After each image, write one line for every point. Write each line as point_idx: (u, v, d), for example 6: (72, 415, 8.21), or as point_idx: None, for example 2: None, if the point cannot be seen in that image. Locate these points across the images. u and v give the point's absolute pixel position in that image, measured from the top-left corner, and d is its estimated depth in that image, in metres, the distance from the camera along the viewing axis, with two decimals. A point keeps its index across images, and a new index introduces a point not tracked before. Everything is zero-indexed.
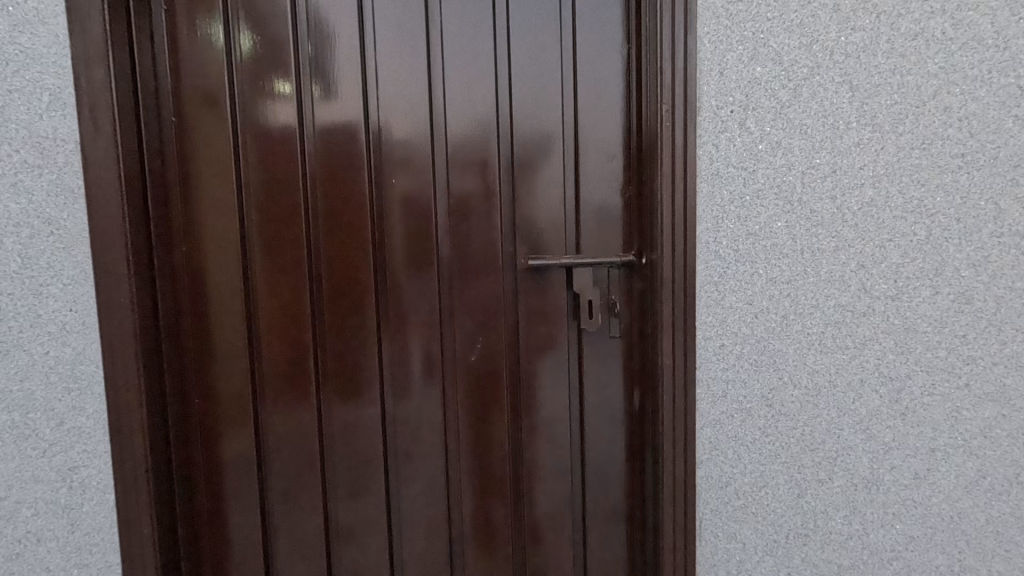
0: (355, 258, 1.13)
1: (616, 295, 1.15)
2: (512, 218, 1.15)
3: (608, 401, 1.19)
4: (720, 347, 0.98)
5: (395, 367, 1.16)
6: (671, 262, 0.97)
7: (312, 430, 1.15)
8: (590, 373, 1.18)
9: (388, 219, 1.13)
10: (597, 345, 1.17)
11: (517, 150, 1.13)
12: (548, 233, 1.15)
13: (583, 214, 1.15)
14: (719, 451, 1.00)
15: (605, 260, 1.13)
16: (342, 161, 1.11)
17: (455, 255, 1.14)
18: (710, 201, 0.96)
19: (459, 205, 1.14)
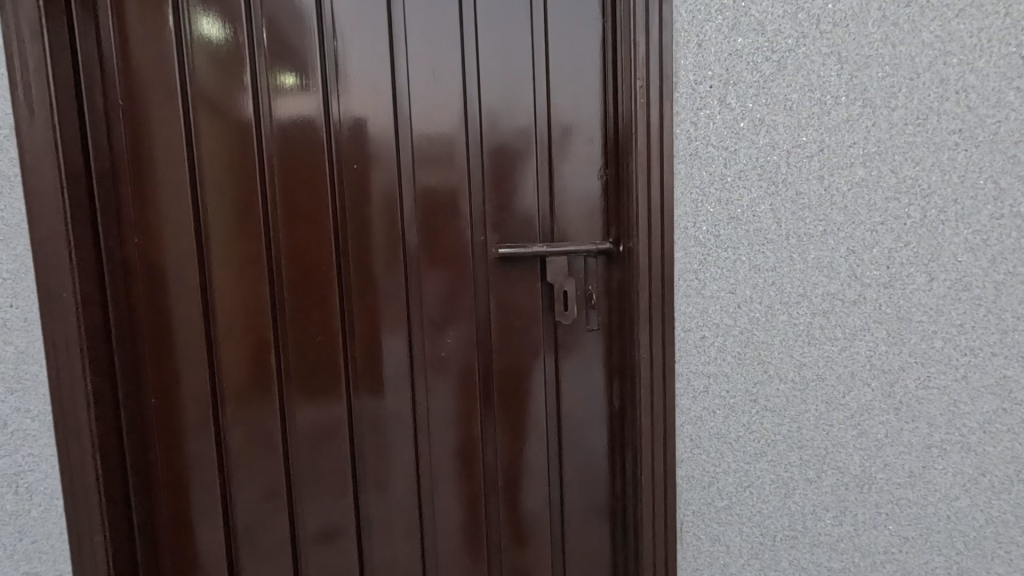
0: (318, 251, 1.07)
1: (594, 286, 1.08)
2: (483, 206, 1.08)
3: (588, 397, 1.14)
4: (701, 340, 0.92)
5: (363, 365, 1.10)
6: (648, 249, 0.91)
7: (275, 430, 1.10)
8: (568, 369, 1.13)
9: (352, 209, 1.07)
10: (575, 339, 1.11)
11: (488, 134, 1.07)
12: (522, 221, 1.09)
13: (559, 201, 1.09)
14: (701, 449, 0.95)
15: (581, 248, 1.06)
16: (302, 148, 1.05)
17: (424, 246, 1.08)
18: (689, 183, 0.90)
19: (426, 192, 1.08)
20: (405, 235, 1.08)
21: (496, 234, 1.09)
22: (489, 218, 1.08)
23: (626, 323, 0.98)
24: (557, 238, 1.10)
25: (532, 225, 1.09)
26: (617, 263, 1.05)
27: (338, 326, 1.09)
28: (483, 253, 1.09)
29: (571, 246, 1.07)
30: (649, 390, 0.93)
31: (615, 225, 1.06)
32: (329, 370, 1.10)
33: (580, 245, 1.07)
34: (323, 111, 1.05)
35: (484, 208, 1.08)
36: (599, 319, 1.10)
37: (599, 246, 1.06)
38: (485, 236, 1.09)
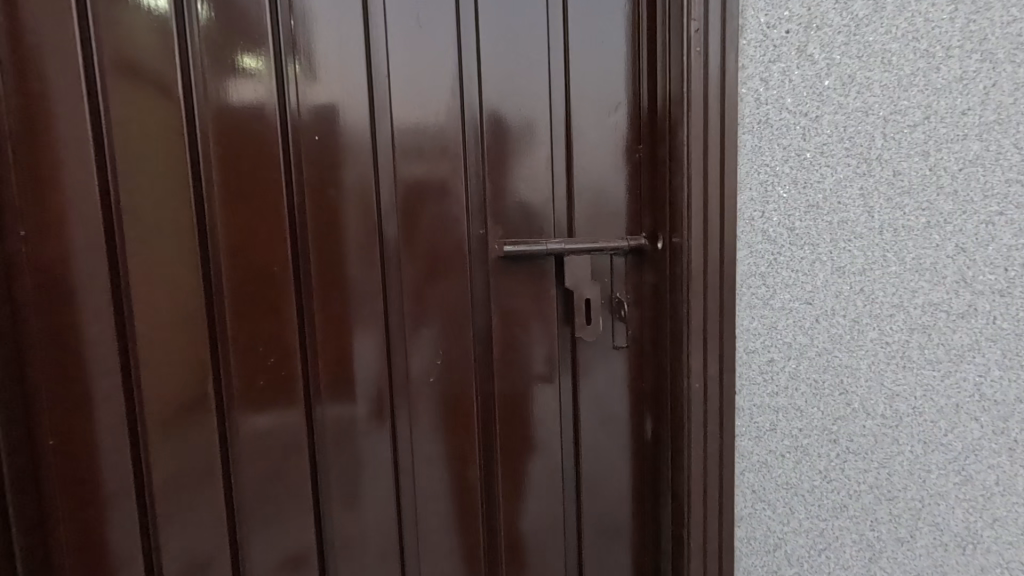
0: (264, 245, 0.75)
1: (623, 292, 0.85)
2: (481, 187, 0.82)
3: (613, 434, 0.89)
4: (768, 363, 0.72)
5: (324, 404, 0.79)
6: (705, 246, 0.69)
7: (209, 502, 0.76)
8: (587, 398, 0.88)
9: (308, 189, 0.76)
10: (598, 360, 0.87)
11: (488, 91, 0.80)
12: (531, 208, 0.83)
13: (577, 184, 0.84)
14: (765, 503, 0.74)
15: (608, 246, 0.83)
16: (236, 99, 0.72)
17: (408, 241, 0.80)
18: (757, 159, 0.69)
19: (408, 168, 0.79)
20: (381, 223, 0.79)
21: (501, 224, 0.82)
22: (490, 203, 0.82)
23: (672, 349, 0.73)
24: (576, 231, 0.85)
25: (544, 213, 0.84)
26: (658, 261, 0.82)
27: (297, 349, 0.78)
28: (482, 250, 0.82)
29: (597, 241, 0.83)
30: (703, 429, 0.72)
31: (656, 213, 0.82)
32: (278, 412, 0.77)
33: (607, 239, 0.83)
34: (268, 48, 0.72)
35: (484, 190, 0.81)
36: (630, 334, 0.86)
37: (630, 241, 0.84)
38: (486, 225, 0.82)
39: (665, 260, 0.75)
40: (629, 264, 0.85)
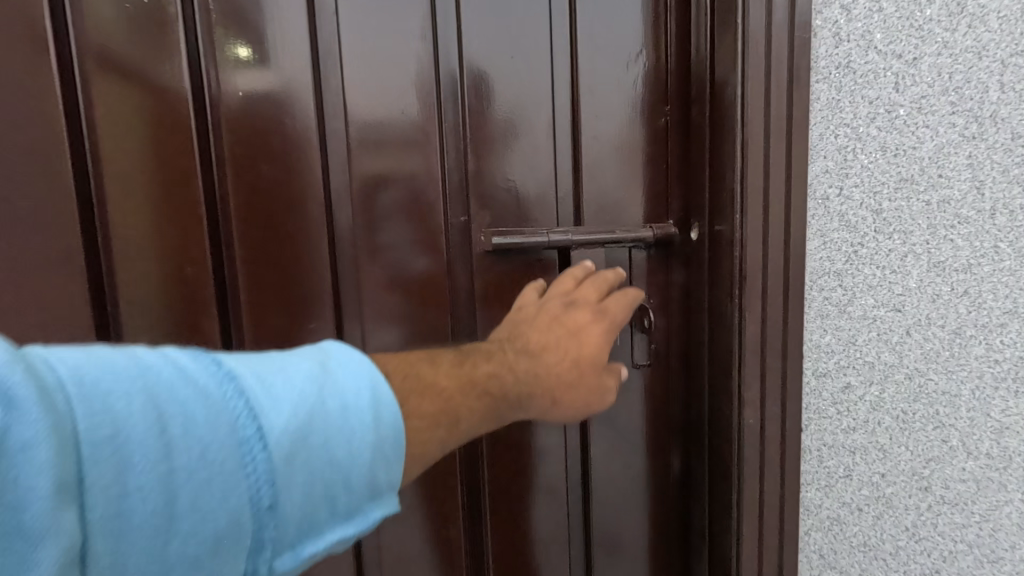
0: (152, 236, 0.54)
1: (644, 296, 0.67)
2: (460, 160, 0.62)
3: (630, 478, 0.70)
4: (842, 390, 0.54)
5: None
6: (762, 235, 0.51)
7: None
8: (599, 433, 0.69)
9: (227, 164, 0.55)
10: (610, 383, 0.68)
11: (466, 29, 0.60)
12: (526, 187, 0.64)
13: (585, 155, 0.65)
14: (836, 572, 0.57)
15: (627, 236, 0.64)
16: (129, 32, 0.51)
17: (367, 232, 0.60)
18: (833, 117, 0.51)
19: (365, 133, 0.59)
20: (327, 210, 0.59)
21: (490, 208, 0.63)
22: (473, 180, 0.62)
23: (720, 373, 0.56)
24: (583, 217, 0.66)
25: (543, 193, 0.64)
26: (690, 252, 0.64)
27: None
28: (463, 244, 0.63)
29: (613, 229, 0.65)
30: (755, 475, 0.54)
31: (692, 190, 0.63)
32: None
33: (624, 227, 0.65)
34: None
35: (465, 165, 0.62)
36: (653, 349, 0.68)
37: (654, 229, 0.65)
38: (469, 211, 0.63)
39: (707, 255, 0.57)
40: (652, 258, 0.67)
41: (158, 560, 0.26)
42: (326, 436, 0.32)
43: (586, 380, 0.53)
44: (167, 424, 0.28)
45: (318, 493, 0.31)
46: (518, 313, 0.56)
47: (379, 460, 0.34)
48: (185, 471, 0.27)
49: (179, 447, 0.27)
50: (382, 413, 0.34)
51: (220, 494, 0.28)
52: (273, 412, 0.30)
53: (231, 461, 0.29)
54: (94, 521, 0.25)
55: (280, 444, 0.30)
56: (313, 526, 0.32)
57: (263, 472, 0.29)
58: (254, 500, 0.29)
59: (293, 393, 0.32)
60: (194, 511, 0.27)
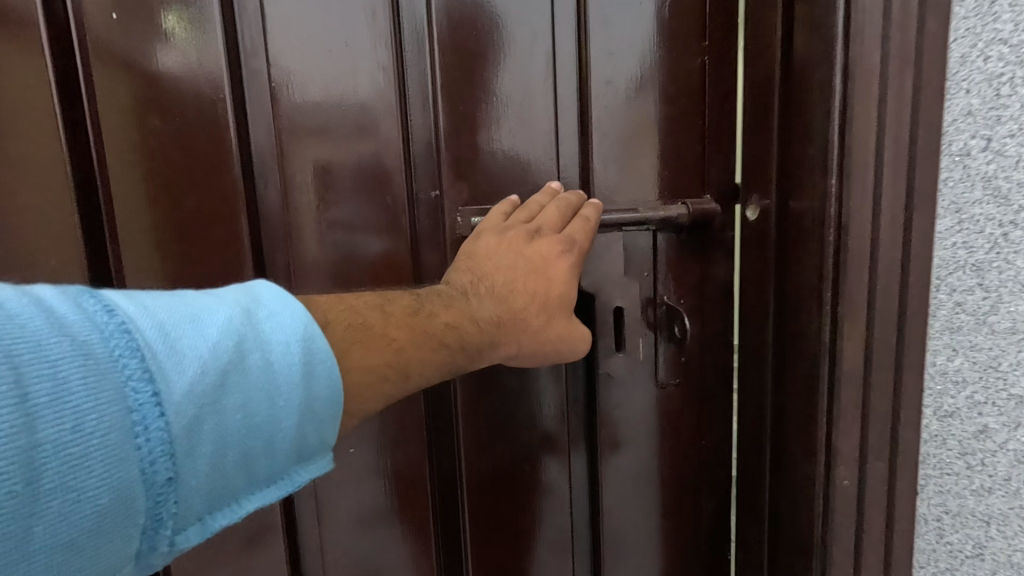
0: (40, 224, 0.44)
1: (671, 292, 0.51)
2: (427, 115, 0.47)
3: (658, 528, 0.55)
4: (978, 437, 0.39)
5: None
6: (848, 210, 0.37)
7: None
8: (615, 474, 0.53)
9: (129, 127, 0.44)
10: (628, 408, 0.52)
11: None
12: (516, 152, 0.48)
13: (595, 108, 0.48)
14: None
15: (652, 216, 0.48)
16: None
17: (309, 214, 0.47)
18: (980, 36, 0.35)
19: (304, 84, 0.46)
20: (257, 184, 0.46)
21: (472, 178, 0.48)
22: (446, 142, 0.47)
23: (798, 403, 0.42)
24: (594, 191, 0.49)
25: (540, 159, 0.49)
26: (756, 242, 0.46)
27: None
28: (433, 227, 0.49)
29: (632, 206, 0.49)
30: (833, 536, 0.41)
31: (750, 159, 0.46)
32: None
33: (646, 203, 0.49)
34: None
35: (434, 122, 0.47)
36: (680, 364, 0.52)
37: (687, 206, 0.49)
38: (441, 182, 0.48)
39: (772, 240, 0.44)
40: (682, 245, 0.51)
41: (16, 550, 0.21)
42: (243, 398, 0.28)
43: (551, 338, 0.43)
44: (30, 384, 0.22)
45: (233, 460, 0.28)
46: (471, 239, 0.43)
47: (306, 422, 0.30)
48: (55, 443, 0.22)
49: (44, 415, 0.22)
50: (316, 369, 0.30)
51: (99, 474, 0.23)
52: (176, 372, 0.26)
53: (117, 430, 0.24)
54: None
55: (184, 410, 0.26)
56: (223, 498, 0.28)
57: (164, 442, 0.25)
58: (147, 475, 0.25)
59: (205, 345, 0.27)
60: (66, 491, 0.22)
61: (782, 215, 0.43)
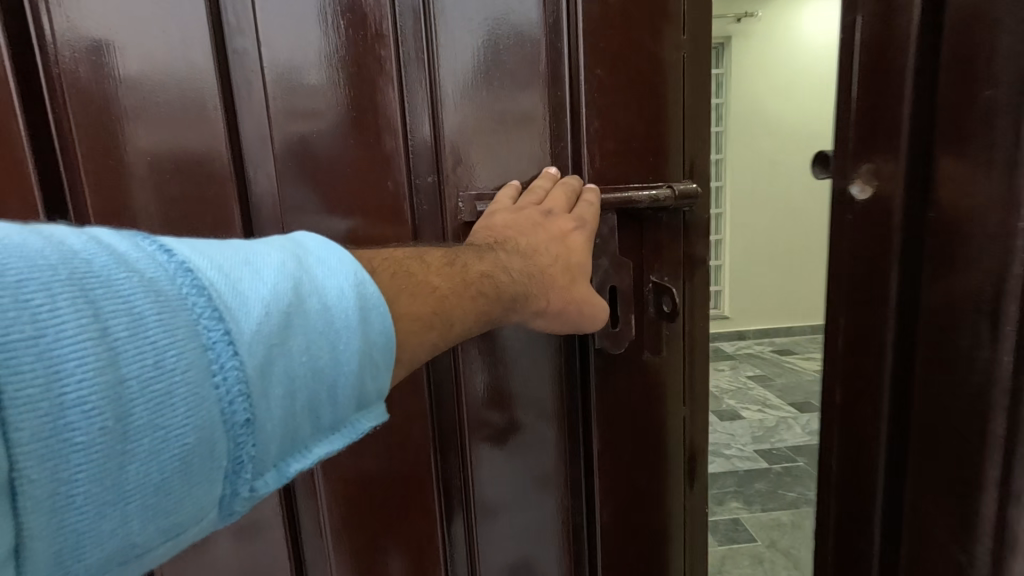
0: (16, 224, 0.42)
1: (665, 274, 0.48)
2: (416, 99, 0.44)
3: (627, 522, 0.51)
4: None
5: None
6: None
7: None
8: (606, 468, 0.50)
9: (106, 133, 0.41)
10: (605, 394, 0.49)
11: None
12: (512, 136, 0.45)
13: (589, 86, 0.45)
14: None
15: (643, 199, 0.45)
16: None
17: (305, 198, 0.44)
18: None
19: (280, 70, 0.42)
20: (250, 180, 0.44)
21: (475, 164, 0.45)
22: (442, 128, 0.44)
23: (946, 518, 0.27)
24: (588, 176, 0.46)
25: (535, 142, 0.45)
26: (866, 231, 0.30)
27: None
28: (433, 211, 0.45)
29: (621, 188, 0.46)
30: None
31: (852, 120, 0.30)
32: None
33: (637, 184, 0.46)
34: None
35: (428, 105, 0.44)
36: (665, 336, 0.49)
37: (675, 189, 0.46)
38: (439, 168, 0.45)
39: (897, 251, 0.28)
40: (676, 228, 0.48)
41: (113, 474, 0.23)
42: (304, 340, 0.29)
43: (578, 295, 0.42)
44: (109, 321, 0.23)
45: (299, 401, 0.29)
46: (486, 214, 0.43)
47: (364, 366, 0.31)
48: (139, 377, 0.24)
49: (126, 351, 0.23)
50: (371, 318, 0.31)
51: (182, 412, 0.25)
52: (243, 314, 0.27)
53: (196, 370, 0.25)
54: (34, 431, 0.21)
55: (253, 350, 0.27)
56: (296, 437, 0.29)
57: (236, 382, 0.26)
58: (226, 414, 0.26)
59: (264, 288, 0.28)
60: (154, 427, 0.24)
61: (918, 212, 0.27)
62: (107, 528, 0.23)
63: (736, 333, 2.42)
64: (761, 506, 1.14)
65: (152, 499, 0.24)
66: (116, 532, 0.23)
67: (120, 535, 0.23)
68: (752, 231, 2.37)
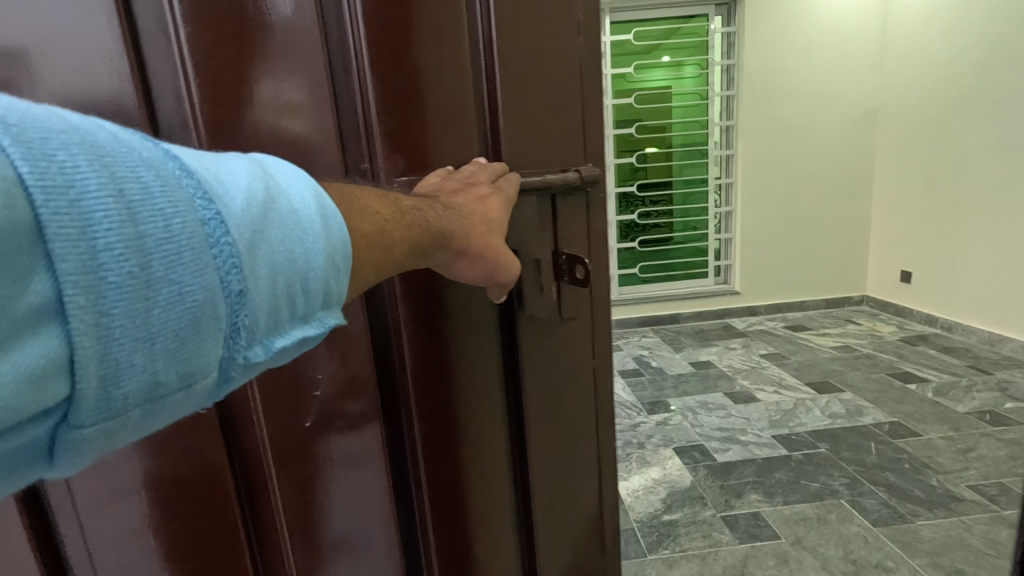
0: None
1: (581, 248, 0.41)
2: (345, 68, 0.35)
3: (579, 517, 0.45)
4: None
5: (78, 563, 0.37)
6: None
7: None
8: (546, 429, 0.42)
9: None
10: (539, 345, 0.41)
11: None
12: (448, 109, 0.36)
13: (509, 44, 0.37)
14: None
15: (555, 180, 0.39)
16: None
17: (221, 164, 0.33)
18: None
19: (173, 42, 0.31)
20: None
21: (425, 147, 0.36)
22: (377, 102, 0.35)
23: None
24: (505, 157, 0.38)
25: (461, 113, 0.37)
26: None
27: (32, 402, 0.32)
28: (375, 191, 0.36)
29: (531, 168, 0.39)
30: None
31: None
32: None
33: (546, 165, 0.39)
34: None
35: (359, 73, 0.35)
36: (582, 303, 0.43)
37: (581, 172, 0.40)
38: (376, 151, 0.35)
39: None
40: (594, 205, 0.42)
41: (144, 324, 0.20)
42: (280, 232, 0.25)
43: (498, 248, 0.36)
44: (126, 181, 0.21)
45: (294, 292, 0.26)
46: (427, 185, 0.35)
47: (329, 267, 0.27)
48: (162, 233, 0.21)
49: (148, 206, 0.21)
50: (329, 227, 0.27)
51: (189, 270, 0.21)
52: (225, 197, 0.24)
53: (196, 232, 0.22)
54: (65, 268, 0.19)
55: (245, 228, 0.24)
56: (300, 325, 0.26)
57: (236, 256, 0.23)
58: (223, 281, 0.23)
59: (241, 185, 0.24)
60: (164, 278, 0.21)
61: None
62: (137, 381, 0.21)
63: (747, 309, 2.34)
64: (783, 498, 1.08)
65: (179, 363, 0.22)
66: (148, 387, 0.21)
67: (151, 390, 0.21)
68: (763, 202, 2.25)
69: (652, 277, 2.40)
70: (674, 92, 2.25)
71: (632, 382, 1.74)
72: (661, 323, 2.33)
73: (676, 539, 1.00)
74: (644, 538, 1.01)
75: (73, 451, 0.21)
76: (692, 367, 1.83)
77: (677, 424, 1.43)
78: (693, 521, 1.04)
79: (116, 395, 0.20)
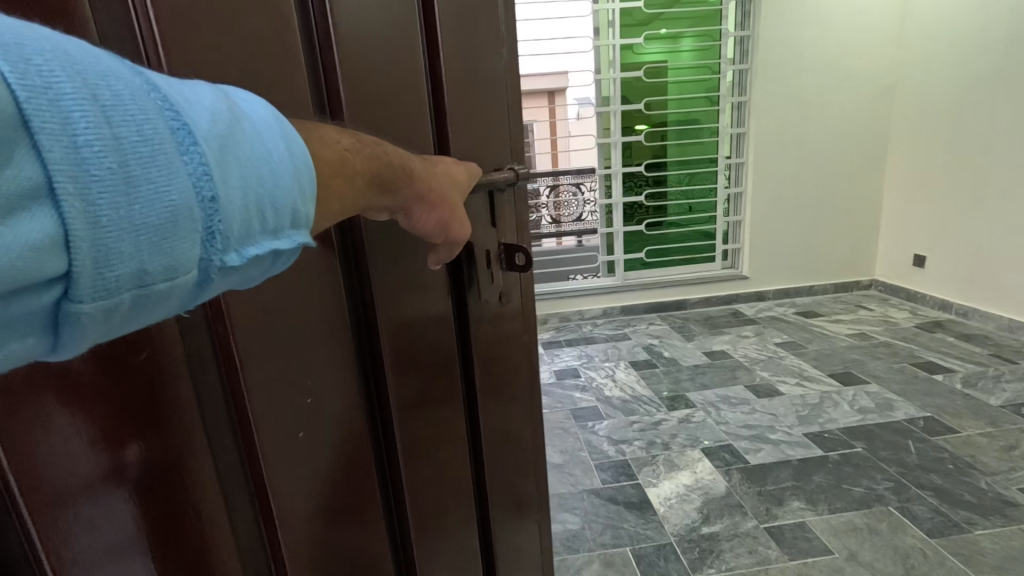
0: None
1: (510, 237, 0.50)
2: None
3: (505, 447, 0.54)
4: None
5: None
6: None
7: None
8: (491, 383, 0.51)
9: None
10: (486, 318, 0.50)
11: None
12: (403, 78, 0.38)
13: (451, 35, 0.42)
14: None
15: (497, 179, 0.46)
16: None
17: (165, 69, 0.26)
18: None
19: None
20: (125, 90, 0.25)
21: (385, 114, 0.37)
22: (337, 47, 0.34)
23: None
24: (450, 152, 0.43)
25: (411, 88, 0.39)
26: None
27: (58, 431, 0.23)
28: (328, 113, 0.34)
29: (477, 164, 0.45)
30: None
31: None
32: None
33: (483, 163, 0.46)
34: None
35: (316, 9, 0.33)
36: (510, 282, 0.52)
37: (514, 169, 0.49)
38: (336, 108, 0.34)
39: None
40: (514, 197, 0.51)
41: (122, 218, 0.18)
42: (249, 147, 0.22)
43: (456, 205, 0.38)
44: (98, 85, 0.18)
45: (267, 208, 0.23)
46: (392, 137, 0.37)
47: (297, 186, 0.24)
48: (133, 134, 0.19)
49: (122, 110, 0.19)
50: (292, 148, 0.24)
51: (162, 167, 0.19)
52: (191, 107, 0.21)
53: (163, 133, 0.20)
54: (48, 159, 0.17)
55: (215, 139, 0.21)
56: (273, 240, 0.24)
57: (208, 163, 0.21)
58: (195, 184, 0.20)
59: (204, 101, 0.22)
60: (135, 172, 0.19)
61: None
62: (122, 278, 0.18)
63: (756, 294, 2.27)
64: (829, 506, 1.01)
65: (163, 261, 0.19)
66: (137, 283, 0.19)
67: (142, 290, 0.19)
68: (774, 183, 2.16)
69: (656, 261, 2.31)
70: (670, 66, 2.11)
71: (646, 374, 1.66)
72: (669, 310, 2.25)
73: (720, 555, 0.92)
74: (685, 555, 0.93)
75: (57, 346, 0.19)
76: (707, 357, 1.75)
77: (700, 421, 1.35)
78: (735, 534, 0.96)
79: (110, 293, 0.18)
